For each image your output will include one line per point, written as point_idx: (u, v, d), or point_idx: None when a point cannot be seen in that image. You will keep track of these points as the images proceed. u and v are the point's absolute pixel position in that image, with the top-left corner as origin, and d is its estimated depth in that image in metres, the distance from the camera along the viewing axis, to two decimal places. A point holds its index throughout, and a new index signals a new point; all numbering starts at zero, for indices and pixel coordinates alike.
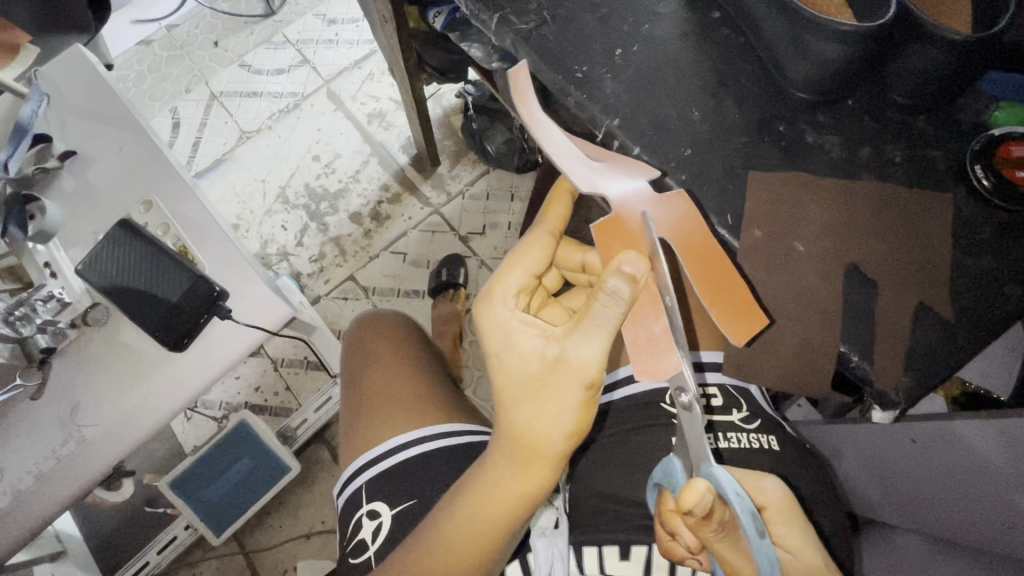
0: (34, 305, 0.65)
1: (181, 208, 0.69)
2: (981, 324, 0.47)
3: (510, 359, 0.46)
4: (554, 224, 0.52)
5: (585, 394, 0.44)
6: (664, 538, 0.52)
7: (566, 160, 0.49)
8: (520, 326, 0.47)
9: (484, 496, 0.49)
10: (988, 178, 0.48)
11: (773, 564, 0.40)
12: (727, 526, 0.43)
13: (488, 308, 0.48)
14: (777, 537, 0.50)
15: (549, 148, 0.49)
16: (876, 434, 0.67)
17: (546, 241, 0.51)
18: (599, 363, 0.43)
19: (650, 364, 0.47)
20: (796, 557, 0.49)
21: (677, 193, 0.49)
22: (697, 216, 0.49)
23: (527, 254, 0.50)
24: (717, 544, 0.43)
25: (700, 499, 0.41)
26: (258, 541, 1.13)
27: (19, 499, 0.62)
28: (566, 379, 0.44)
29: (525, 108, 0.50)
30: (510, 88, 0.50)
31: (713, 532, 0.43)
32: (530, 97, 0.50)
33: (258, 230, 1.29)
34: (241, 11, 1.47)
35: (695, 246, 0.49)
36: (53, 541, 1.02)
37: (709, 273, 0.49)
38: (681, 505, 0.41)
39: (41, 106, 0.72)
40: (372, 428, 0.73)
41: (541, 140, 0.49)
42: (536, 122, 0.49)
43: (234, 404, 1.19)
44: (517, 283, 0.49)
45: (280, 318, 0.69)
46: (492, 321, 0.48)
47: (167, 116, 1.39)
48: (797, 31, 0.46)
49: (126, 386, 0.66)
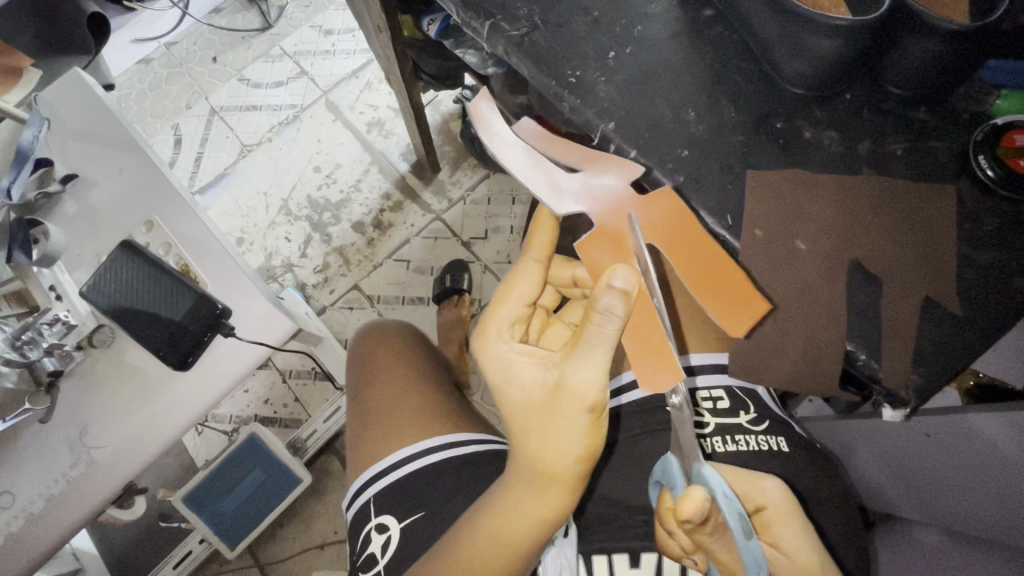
0: (39, 329, 0.66)
1: (181, 226, 0.69)
2: (993, 317, 0.46)
3: (513, 391, 0.47)
4: (540, 252, 0.52)
5: (591, 418, 0.43)
6: (661, 533, 0.52)
7: (541, 182, 0.49)
8: (519, 357, 0.48)
9: (502, 526, 0.49)
10: (994, 169, 0.47)
11: (759, 563, 0.43)
12: (720, 529, 0.43)
13: (485, 343, 0.49)
14: (774, 539, 0.49)
15: (520, 172, 0.50)
16: (891, 433, 0.65)
17: (535, 271, 0.51)
18: (600, 385, 0.43)
19: (653, 375, 0.47)
20: (792, 560, 0.48)
21: (663, 192, 0.49)
22: (685, 216, 0.49)
23: (515, 286, 0.51)
24: (712, 546, 0.44)
25: (698, 509, 0.41)
26: (273, 553, 1.13)
27: (30, 522, 0.62)
28: (569, 404, 0.43)
29: (490, 135, 0.50)
30: (472, 121, 0.51)
31: (708, 536, 0.43)
32: (492, 125, 0.51)
33: (263, 242, 1.29)
34: (238, 26, 1.49)
35: (687, 245, 0.49)
36: (70, 559, 1.03)
37: (702, 275, 0.49)
38: (681, 513, 0.41)
39: (42, 131, 0.73)
40: (378, 442, 0.73)
41: (511, 165, 0.50)
42: (503, 147, 0.50)
43: (245, 417, 1.19)
44: (511, 316, 0.51)
45: (283, 332, 0.68)
46: (491, 355, 0.49)
47: (168, 133, 1.40)
48: (790, 28, 0.46)
49: (135, 405, 0.66)
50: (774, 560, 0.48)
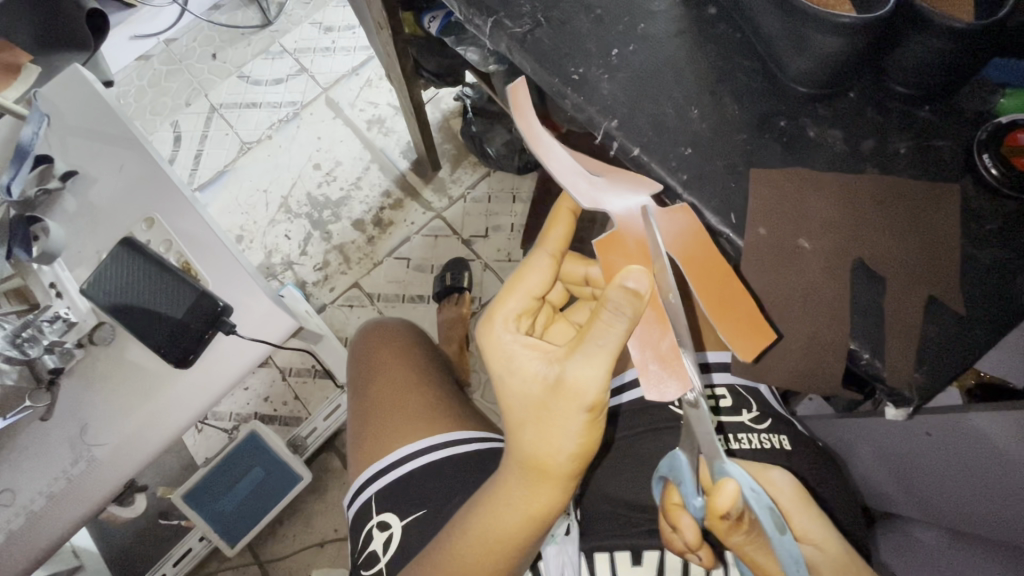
0: (40, 326, 0.65)
1: (182, 224, 0.69)
2: (996, 317, 0.46)
3: (514, 382, 0.47)
4: (554, 246, 0.52)
5: (588, 417, 0.43)
6: (667, 530, 0.51)
7: (568, 177, 0.49)
8: (522, 349, 0.48)
9: (493, 519, 0.49)
10: (997, 167, 0.47)
11: (797, 561, 0.42)
12: (756, 527, 0.44)
13: (489, 331, 0.50)
14: (801, 532, 0.49)
15: (551, 165, 0.49)
16: (890, 427, 0.66)
17: (547, 264, 0.51)
18: (600, 385, 0.42)
19: (659, 385, 0.46)
20: (823, 551, 0.48)
21: (682, 206, 0.49)
22: (698, 230, 0.49)
23: (524, 278, 0.51)
24: (747, 548, 0.45)
25: (734, 502, 0.42)
26: (272, 551, 1.13)
27: (31, 519, 0.62)
28: (567, 401, 0.43)
29: (526, 125, 0.49)
30: (508, 102, 0.50)
31: (743, 535, 0.44)
32: (530, 112, 0.50)
33: (262, 240, 1.29)
34: (238, 23, 1.48)
35: (702, 260, 0.49)
36: (71, 556, 1.03)
37: (711, 287, 0.49)
38: (715, 508, 0.43)
39: (41, 127, 0.72)
40: (379, 441, 0.73)
41: (543, 159, 0.49)
42: (537, 138, 0.49)
43: (244, 414, 1.19)
44: (517, 307, 0.51)
45: (284, 331, 0.68)
46: (495, 344, 0.49)
47: (168, 130, 1.40)
48: (794, 25, 0.45)
49: (135, 403, 0.66)
50: (810, 556, 0.48)
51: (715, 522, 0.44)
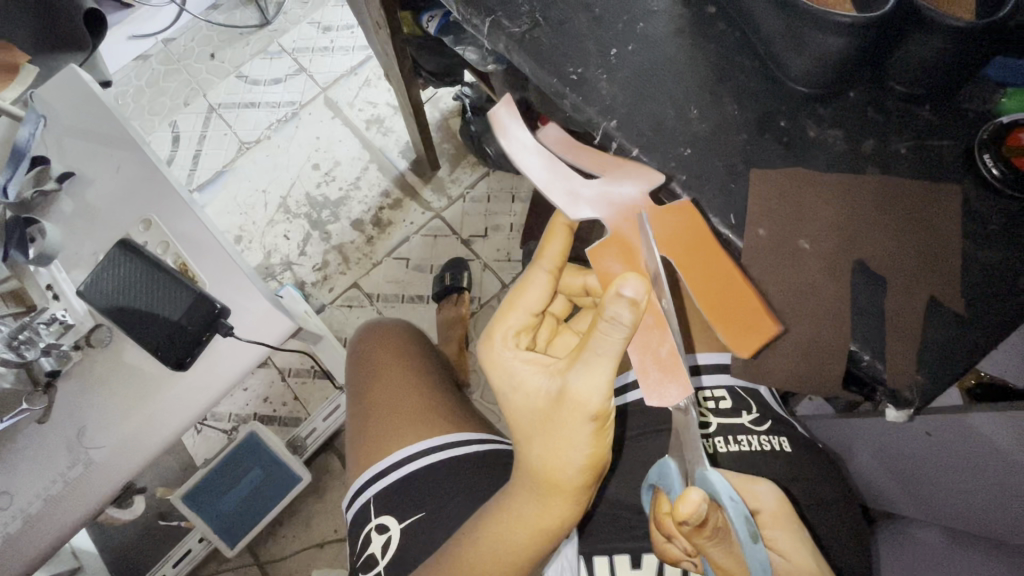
0: (36, 328, 0.65)
1: (180, 225, 0.69)
2: (999, 318, 0.45)
3: (517, 398, 0.47)
4: (552, 262, 0.52)
5: (594, 427, 0.43)
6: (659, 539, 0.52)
7: (555, 187, 0.50)
8: (523, 364, 0.48)
9: (506, 534, 0.48)
10: (998, 167, 0.46)
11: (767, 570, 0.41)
12: (721, 531, 0.43)
13: (490, 350, 0.50)
14: (768, 540, 0.49)
15: (535, 177, 0.50)
16: (890, 428, 0.66)
17: (544, 280, 0.51)
18: (603, 394, 0.42)
19: (660, 390, 0.46)
20: (788, 559, 0.48)
21: (683, 203, 0.49)
22: (703, 229, 0.48)
23: (522, 295, 0.51)
24: (710, 551, 0.43)
25: (696, 509, 0.41)
26: (272, 552, 1.13)
27: (29, 523, 0.62)
28: (570, 413, 0.43)
29: (510, 141, 0.51)
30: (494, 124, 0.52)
31: (706, 540, 0.43)
32: (514, 129, 0.51)
33: (262, 241, 1.29)
34: (236, 23, 1.48)
35: (701, 260, 0.49)
36: (70, 557, 1.03)
37: (717, 286, 0.48)
38: (676, 513, 0.42)
39: (39, 128, 0.72)
40: (377, 442, 0.72)
41: (527, 171, 0.50)
42: (521, 152, 0.51)
43: (244, 415, 1.19)
44: (517, 324, 0.51)
45: (282, 332, 0.68)
46: (496, 361, 0.49)
47: (167, 130, 1.40)
48: (794, 25, 0.45)
49: (134, 406, 0.66)
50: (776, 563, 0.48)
51: (678, 527, 0.43)
